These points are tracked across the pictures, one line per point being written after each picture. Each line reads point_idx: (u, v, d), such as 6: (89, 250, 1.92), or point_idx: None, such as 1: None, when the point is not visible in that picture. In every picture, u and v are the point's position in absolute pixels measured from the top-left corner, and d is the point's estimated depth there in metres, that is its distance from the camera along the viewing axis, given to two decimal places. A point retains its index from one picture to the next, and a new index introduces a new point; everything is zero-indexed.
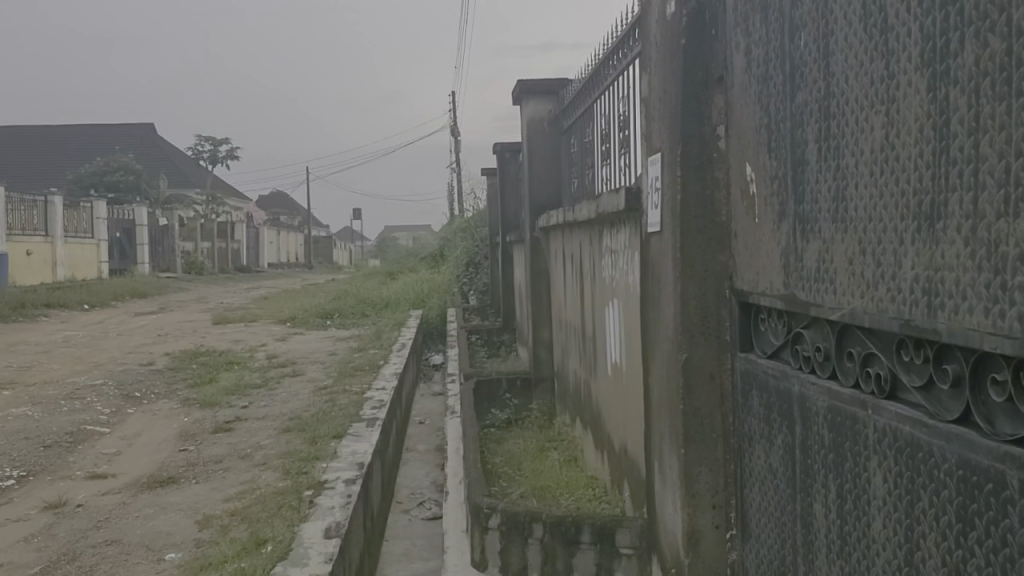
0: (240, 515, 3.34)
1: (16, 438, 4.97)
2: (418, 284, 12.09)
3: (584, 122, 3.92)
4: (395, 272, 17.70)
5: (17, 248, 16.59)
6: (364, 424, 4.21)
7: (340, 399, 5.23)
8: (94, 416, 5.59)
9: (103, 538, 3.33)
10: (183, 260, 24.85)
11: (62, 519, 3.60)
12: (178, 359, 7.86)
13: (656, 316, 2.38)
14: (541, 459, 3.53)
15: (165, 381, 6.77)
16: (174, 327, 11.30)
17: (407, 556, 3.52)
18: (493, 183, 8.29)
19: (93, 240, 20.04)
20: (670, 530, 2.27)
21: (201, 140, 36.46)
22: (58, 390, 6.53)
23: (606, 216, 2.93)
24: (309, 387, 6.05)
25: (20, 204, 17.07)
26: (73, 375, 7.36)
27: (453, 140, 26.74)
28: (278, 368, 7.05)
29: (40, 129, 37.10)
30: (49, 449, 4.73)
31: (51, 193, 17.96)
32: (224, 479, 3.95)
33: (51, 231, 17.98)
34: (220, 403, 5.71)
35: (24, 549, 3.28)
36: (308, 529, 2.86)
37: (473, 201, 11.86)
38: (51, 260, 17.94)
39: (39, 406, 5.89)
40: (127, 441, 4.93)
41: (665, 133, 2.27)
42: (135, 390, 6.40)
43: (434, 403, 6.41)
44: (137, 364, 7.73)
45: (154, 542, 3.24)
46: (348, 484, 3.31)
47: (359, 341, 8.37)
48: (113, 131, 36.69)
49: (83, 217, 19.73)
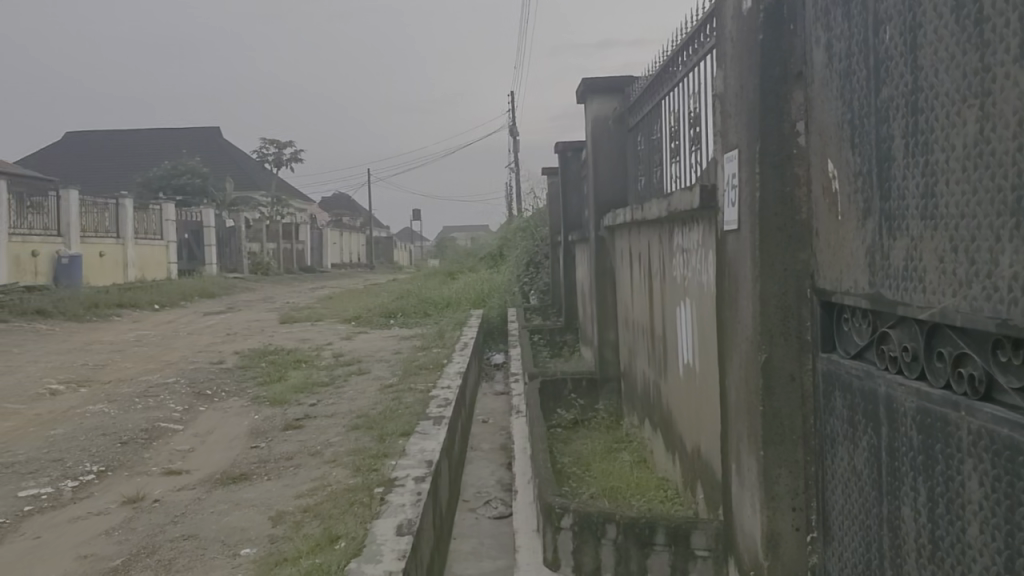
0: (313, 511, 3.39)
1: (95, 434, 5.12)
2: (479, 284, 12.12)
3: (652, 120, 3.89)
4: (456, 271, 17.82)
5: (90, 250, 17.27)
6: (430, 423, 4.24)
7: (405, 397, 5.27)
8: (167, 413, 5.72)
9: (180, 532, 3.40)
10: (250, 261, 25.34)
11: (139, 514, 3.69)
12: (246, 357, 8.01)
13: (733, 314, 2.35)
14: (610, 459, 3.52)
15: (234, 379, 6.91)
16: (242, 327, 11.52)
17: (475, 555, 3.54)
18: (555, 182, 8.28)
19: (163, 242, 20.58)
20: (748, 533, 2.24)
21: (264, 144, 37.17)
22: (133, 388, 6.69)
23: (678, 214, 2.91)
24: (373, 386, 6.11)
25: (93, 206, 17.68)
26: (145, 373, 7.55)
27: (513, 141, 26.81)
28: (343, 367, 7.12)
29: (110, 134, 38.27)
30: (126, 446, 4.86)
31: (122, 196, 18.52)
32: (294, 476, 4.00)
33: (123, 233, 18.57)
34: (288, 401, 5.80)
35: (105, 543, 3.38)
36: (380, 527, 2.88)
37: (533, 200, 11.86)
38: (123, 261, 18.51)
39: (114, 403, 6.06)
40: (200, 438, 5.03)
41: (743, 130, 2.25)
42: (206, 388, 6.54)
43: (497, 403, 6.41)
44: (206, 363, 7.87)
45: (229, 537, 3.30)
46: (417, 482, 3.33)
47: (421, 340, 8.42)
48: (178, 135, 37.72)
49: (153, 219, 20.28)
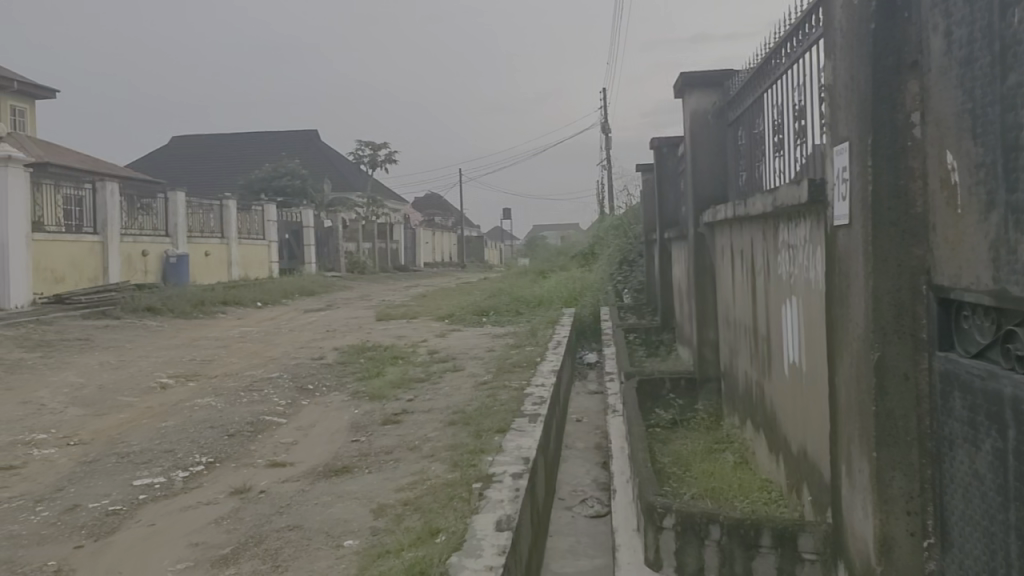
0: (413, 505, 3.44)
1: (204, 426, 5.32)
2: (572, 282, 12.11)
3: (753, 114, 3.82)
4: (548, 269, 17.84)
5: (196, 250, 17.97)
6: (526, 420, 4.26)
7: (500, 394, 5.31)
8: (271, 407, 5.90)
9: (285, 522, 3.50)
10: (347, 260, 25.90)
11: (247, 504, 3.82)
12: (345, 353, 8.19)
13: (844, 312, 2.29)
14: (711, 460, 3.47)
15: (334, 374, 7.07)
16: (340, 323, 11.80)
17: (571, 553, 3.53)
18: (650, 179, 8.21)
19: (264, 241, 21.24)
20: (859, 537, 2.19)
21: (360, 146, 37.94)
22: (239, 383, 6.93)
23: (784, 210, 2.85)
24: (469, 382, 6.17)
25: (199, 208, 18.39)
26: (250, 368, 7.80)
27: (605, 138, 26.68)
28: (439, 363, 7.21)
29: (214, 138, 39.73)
30: (233, 438, 5.04)
31: (226, 198, 19.20)
32: (394, 470, 4.07)
33: (227, 233, 19.25)
34: (386, 397, 5.90)
35: (216, 531, 3.51)
36: (480, 522, 2.91)
37: (627, 197, 11.77)
38: (227, 261, 19.19)
39: (221, 397, 6.29)
40: (303, 432, 5.17)
41: (856, 123, 2.18)
42: (307, 383, 6.71)
43: (591, 402, 6.39)
44: (307, 358, 8.09)
45: (332, 528, 3.38)
46: (515, 479, 3.35)
47: (515, 338, 8.46)
48: (278, 138, 38.88)
49: (255, 219, 20.95)
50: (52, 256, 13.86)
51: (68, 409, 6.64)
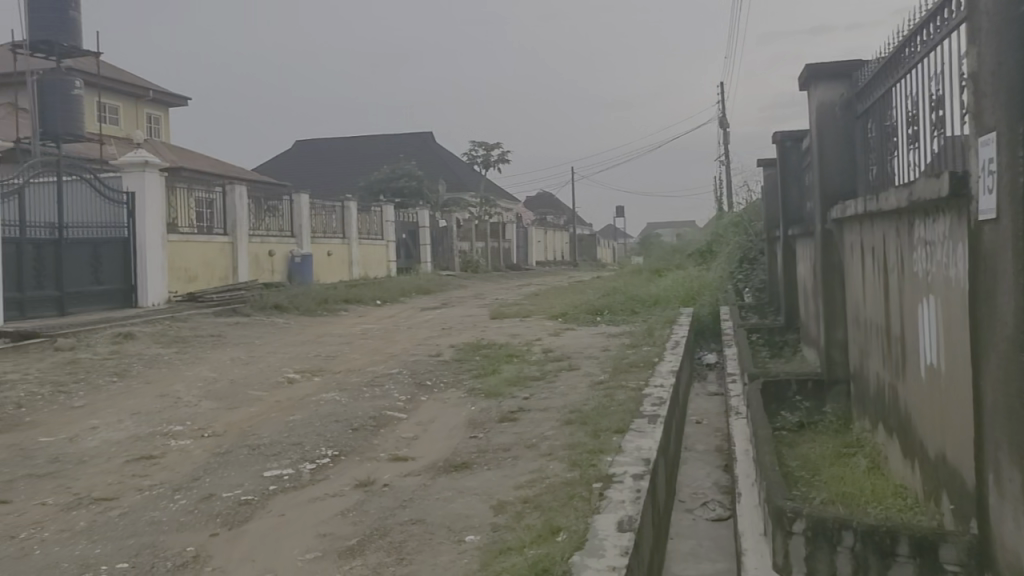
0: (534, 503, 3.46)
1: (328, 420, 5.49)
2: (689, 281, 11.93)
3: (885, 105, 3.66)
4: (664, 267, 17.63)
5: (319, 250, 18.58)
6: (646, 421, 4.22)
7: (618, 394, 5.27)
8: (391, 402, 6.04)
9: (408, 516, 3.57)
10: (461, 259, 26.26)
11: (371, 497, 3.92)
12: (462, 351, 8.30)
13: (991, 311, 2.16)
14: (841, 465, 3.35)
15: (452, 372, 7.18)
16: (457, 321, 11.98)
17: (693, 555, 3.48)
18: (772, 176, 8.00)
19: (383, 241, 21.77)
20: (1010, 550, 2.06)
21: (474, 146, 38.41)
22: (360, 378, 7.13)
23: (921, 205, 2.71)
24: (585, 382, 6.16)
25: (322, 209, 19.00)
26: (371, 364, 8.01)
27: (722, 134, 26.16)
28: (555, 362, 7.22)
29: (334, 141, 40.97)
30: (356, 432, 5.18)
31: (347, 199, 19.79)
32: (513, 467, 4.10)
33: (347, 234, 19.83)
34: (503, 394, 5.95)
35: (342, 522, 3.62)
36: (601, 522, 2.89)
37: (747, 194, 11.51)
38: (347, 260, 19.78)
39: (344, 392, 6.48)
40: (422, 427, 5.27)
41: (1005, 112, 2.05)
42: (426, 380, 6.84)
43: (710, 403, 6.28)
44: (425, 355, 8.24)
45: (453, 523, 3.43)
46: (635, 479, 3.32)
47: (632, 337, 8.40)
48: (395, 140, 39.77)
49: (374, 220, 21.49)
50: (186, 256, 14.59)
51: (202, 402, 6.97)
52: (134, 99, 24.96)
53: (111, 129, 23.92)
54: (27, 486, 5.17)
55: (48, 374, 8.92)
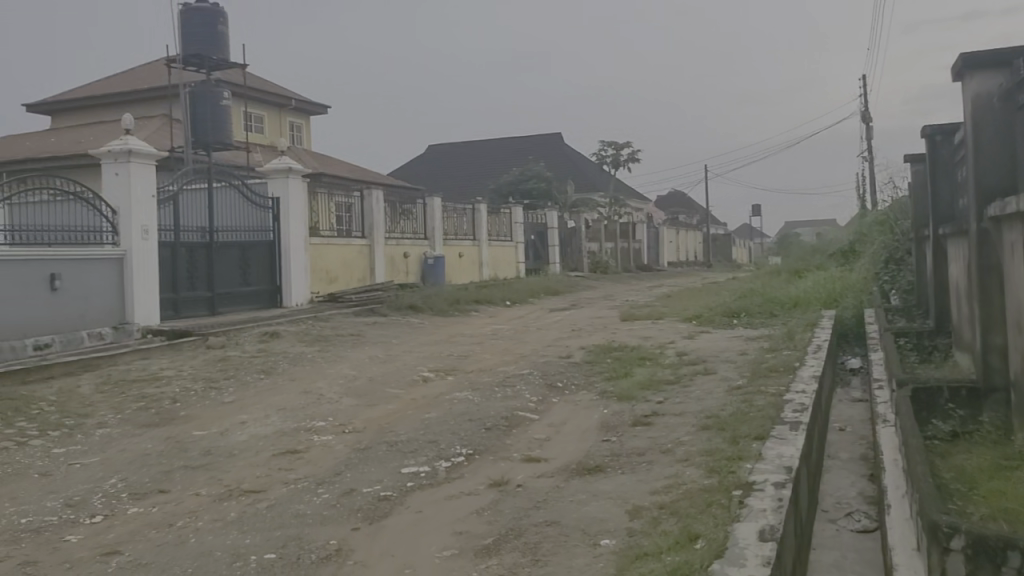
0: (670, 508, 3.40)
1: (462, 419, 5.58)
2: (829, 282, 11.50)
3: None
4: (803, 268, 17.07)
5: (451, 252, 18.97)
6: (786, 428, 4.09)
7: (756, 400, 5.13)
8: (524, 403, 6.08)
9: (543, 517, 3.59)
10: (591, 260, 26.21)
11: (506, 497, 3.96)
12: (593, 353, 8.27)
13: None
14: (1003, 478, 3.14)
15: (584, 374, 7.17)
16: (587, 323, 11.96)
17: (838, 568, 3.34)
18: (921, 172, 7.61)
19: (513, 242, 22.00)
20: None
21: (604, 146, 38.28)
22: (494, 379, 7.21)
23: None
24: (721, 386, 6.02)
25: (454, 212, 19.37)
26: (503, 365, 8.09)
27: (865, 129, 25.11)
28: (688, 365, 7.10)
29: (466, 144, 41.68)
30: (490, 432, 5.24)
31: (479, 202, 20.11)
32: (648, 472, 4.05)
33: (478, 236, 20.16)
34: (636, 397, 5.90)
35: (478, 521, 3.67)
36: (742, 530, 2.81)
37: (893, 191, 10.99)
38: (478, 261, 20.10)
39: (478, 391, 6.56)
40: (555, 429, 5.28)
41: None
42: (557, 381, 6.86)
43: (854, 411, 6.03)
44: (557, 357, 8.26)
45: (589, 526, 3.42)
46: (777, 488, 3.22)
47: (769, 341, 8.16)
48: (525, 142, 40.09)
49: (504, 222, 21.75)
50: (326, 258, 15.15)
51: (343, 399, 7.21)
52: (277, 108, 26.13)
53: (256, 137, 25.14)
54: (183, 476, 5.49)
55: (201, 370, 9.44)
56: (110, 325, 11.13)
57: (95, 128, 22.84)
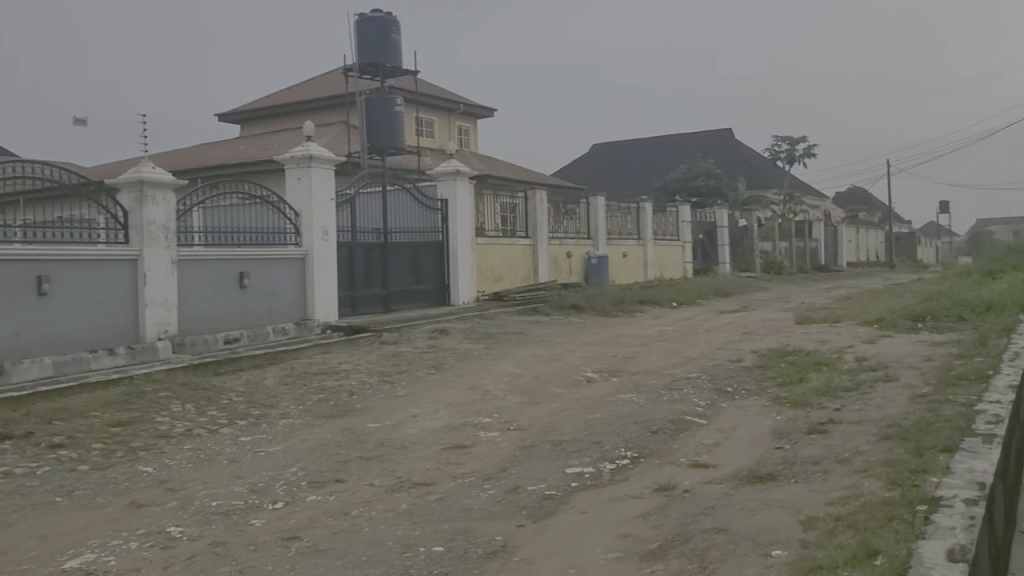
0: (848, 521, 3.25)
1: (628, 421, 5.54)
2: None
3: None
4: (999, 269, 15.84)
5: (615, 251, 18.93)
6: (979, 440, 3.80)
7: (945, 409, 4.81)
8: (692, 406, 5.97)
9: (711, 524, 3.51)
10: (763, 260, 25.39)
11: (673, 502, 3.90)
12: (765, 357, 8.01)
13: None
14: None
15: (754, 378, 6.96)
16: (759, 325, 11.60)
17: None
18: None
19: (680, 242, 21.67)
20: None
21: (776, 142, 37.03)
22: (660, 381, 7.12)
23: None
24: (905, 394, 5.68)
25: (618, 211, 19.32)
26: (670, 367, 7.96)
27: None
28: (869, 371, 6.75)
29: (633, 144, 41.40)
30: (656, 435, 5.18)
31: (643, 201, 19.97)
32: (823, 482, 3.88)
33: (643, 235, 20.01)
34: (811, 404, 5.66)
35: (644, 525, 3.64)
36: (928, 548, 2.64)
37: None
38: (643, 261, 19.95)
39: (644, 393, 6.49)
40: (725, 434, 5.15)
41: None
42: (727, 385, 6.68)
43: None
44: (726, 360, 8.06)
45: (760, 535, 3.31)
46: (969, 504, 3.00)
47: (960, 346, 7.63)
48: (693, 139, 39.38)
49: (670, 221, 21.48)
50: (492, 259, 15.46)
51: (509, 396, 7.32)
52: (447, 112, 26.87)
53: (427, 141, 25.97)
54: (358, 466, 5.74)
55: (374, 365, 9.84)
56: (294, 320, 11.87)
57: (280, 136, 24.30)
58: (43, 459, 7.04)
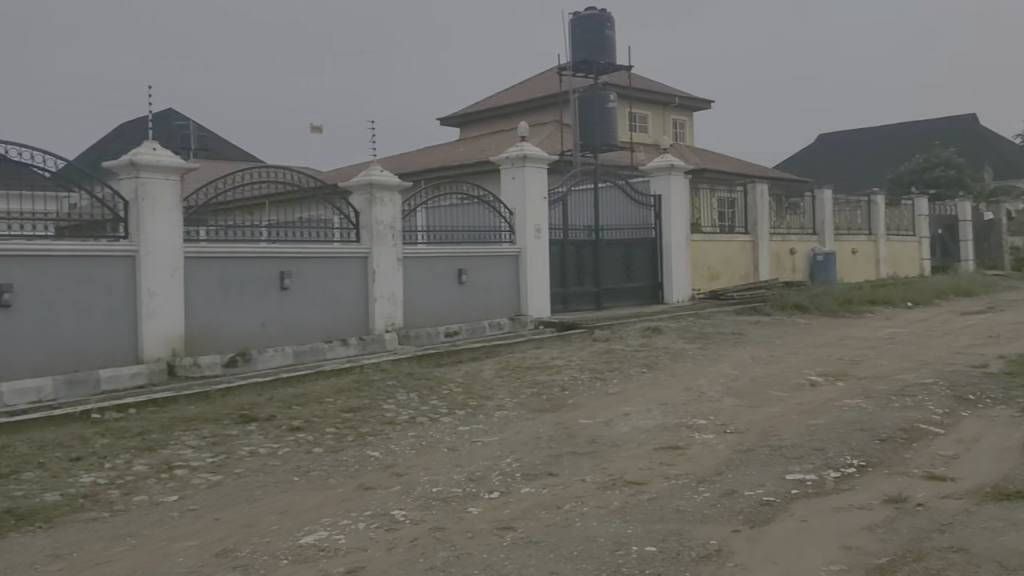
0: None
1: (854, 428, 5.22)
2: None
3: None
4: None
5: (842, 248, 17.99)
6: None
7: None
8: (928, 414, 5.54)
9: (949, 544, 3.27)
10: (1013, 256, 23.20)
11: (904, 515, 3.64)
12: (1014, 363, 7.30)
13: None
14: None
15: (1001, 386, 6.36)
16: (1007, 328, 10.60)
17: None
18: None
19: (916, 238, 20.26)
20: None
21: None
22: (891, 385, 6.69)
23: None
24: None
25: (846, 204, 18.36)
26: (903, 371, 7.44)
27: None
28: None
29: (862, 133, 39.14)
30: (886, 444, 4.85)
31: (874, 194, 18.83)
32: None
33: (874, 230, 18.89)
34: None
35: (871, 538, 3.44)
36: None
37: None
38: (873, 258, 18.83)
39: (873, 399, 6.11)
40: (966, 445, 4.73)
41: None
42: (969, 393, 6.15)
43: None
44: (968, 365, 7.43)
45: (1006, 559, 3.12)
46: None
47: None
48: (931, 126, 36.64)
49: (905, 215, 20.14)
50: (709, 257, 15.16)
51: (726, 397, 7.15)
52: (661, 107, 26.62)
53: (642, 137, 25.85)
54: (571, 460, 5.80)
55: (587, 362, 9.90)
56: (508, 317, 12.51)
57: (498, 137, 25.11)
58: (284, 441, 7.70)
